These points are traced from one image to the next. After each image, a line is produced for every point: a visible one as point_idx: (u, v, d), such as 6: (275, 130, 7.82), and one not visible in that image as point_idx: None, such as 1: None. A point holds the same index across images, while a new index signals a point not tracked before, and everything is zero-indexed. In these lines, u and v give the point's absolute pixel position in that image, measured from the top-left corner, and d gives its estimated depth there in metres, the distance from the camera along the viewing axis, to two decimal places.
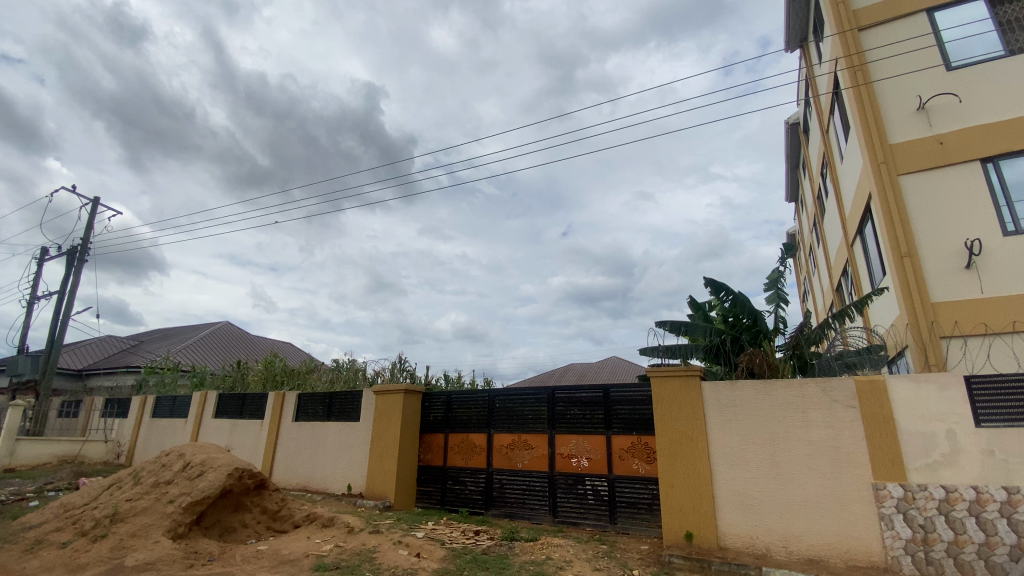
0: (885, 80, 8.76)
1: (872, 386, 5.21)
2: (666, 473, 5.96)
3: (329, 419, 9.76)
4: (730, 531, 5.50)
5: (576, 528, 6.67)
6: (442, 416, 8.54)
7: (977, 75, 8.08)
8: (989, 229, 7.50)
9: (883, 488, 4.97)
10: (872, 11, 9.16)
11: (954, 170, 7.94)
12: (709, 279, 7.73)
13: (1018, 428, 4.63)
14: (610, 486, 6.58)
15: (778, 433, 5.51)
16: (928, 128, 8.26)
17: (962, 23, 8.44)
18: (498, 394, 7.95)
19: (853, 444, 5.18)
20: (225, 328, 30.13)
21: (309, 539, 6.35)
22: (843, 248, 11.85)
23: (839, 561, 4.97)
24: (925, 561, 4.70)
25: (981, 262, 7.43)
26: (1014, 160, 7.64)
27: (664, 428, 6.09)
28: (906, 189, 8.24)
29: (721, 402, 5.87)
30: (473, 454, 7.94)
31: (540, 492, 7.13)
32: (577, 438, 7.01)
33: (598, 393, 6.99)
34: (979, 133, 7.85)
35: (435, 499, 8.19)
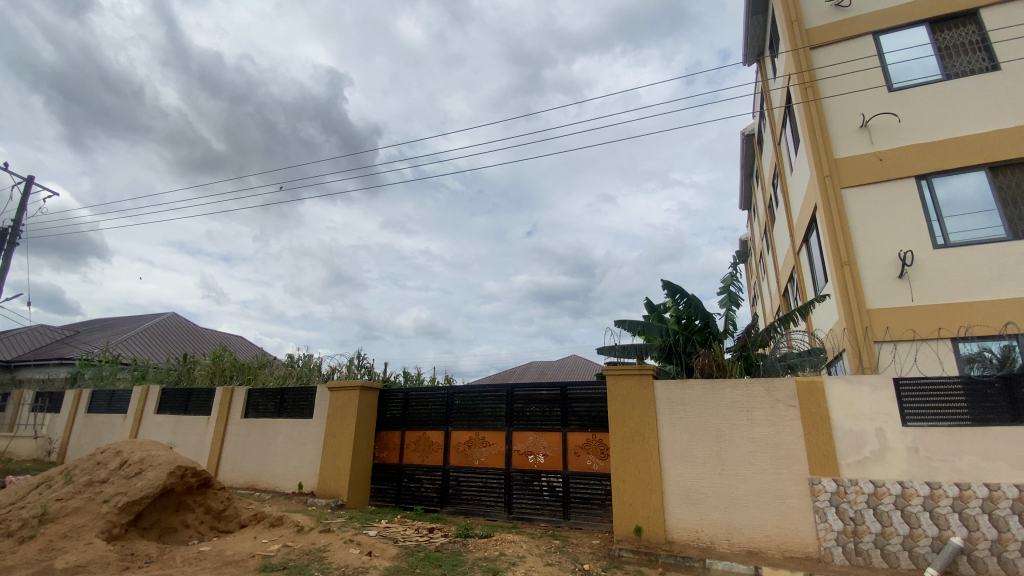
0: (832, 97, 9.26)
1: (811, 386, 5.52)
2: (618, 469, 6.11)
3: (281, 416, 9.45)
4: (677, 525, 5.70)
5: (531, 524, 6.76)
6: (400, 413, 8.43)
7: (915, 97, 8.66)
8: (920, 242, 8.07)
9: (818, 482, 5.27)
10: (824, 31, 9.66)
11: (892, 185, 8.48)
12: (664, 281, 7.96)
13: (940, 428, 5.01)
14: (564, 482, 6.69)
15: (724, 430, 5.75)
16: (870, 144, 8.79)
17: (903, 48, 9.04)
18: (457, 391, 7.92)
19: (793, 440, 5.47)
20: (171, 319, 28.65)
21: (255, 540, 6.13)
22: (790, 256, 12.46)
23: (777, 552, 5.25)
24: (854, 551, 5.02)
25: (913, 272, 7.99)
26: (944, 179, 8.25)
27: (617, 425, 6.24)
28: (848, 201, 8.73)
29: (672, 400, 6.07)
30: (430, 452, 7.88)
31: (495, 489, 7.16)
32: (534, 435, 7.08)
33: (556, 391, 7.08)
34: (915, 151, 8.42)
35: (389, 497, 8.09)
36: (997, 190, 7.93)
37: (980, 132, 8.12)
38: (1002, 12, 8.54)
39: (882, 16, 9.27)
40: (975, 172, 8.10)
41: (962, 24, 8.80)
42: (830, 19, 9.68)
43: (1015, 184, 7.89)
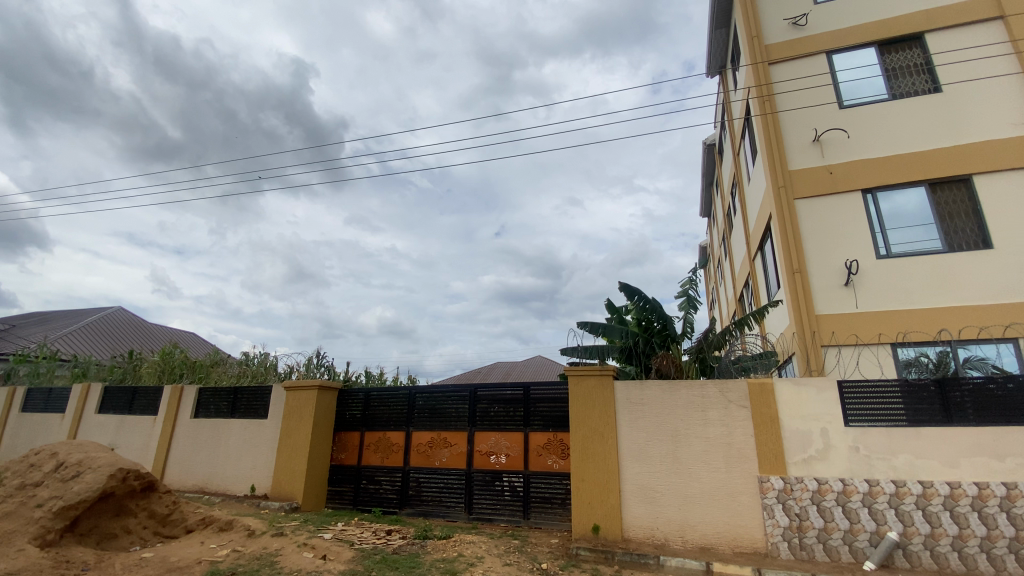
0: (788, 111, 9.68)
1: (761, 387, 5.75)
2: (578, 468, 6.19)
3: (234, 416, 9.10)
4: (633, 524, 5.82)
5: (490, 524, 6.75)
6: (360, 413, 8.27)
7: (863, 115, 9.17)
8: (865, 252, 8.54)
9: (767, 480, 5.49)
10: (781, 47, 10.09)
11: (840, 198, 8.94)
12: (624, 284, 8.14)
13: (879, 428, 5.31)
14: (525, 481, 6.73)
15: (680, 430, 5.91)
16: (821, 158, 9.23)
17: (854, 68, 9.55)
18: (419, 391, 7.83)
19: (744, 440, 5.68)
20: (117, 314, 27.14)
21: (203, 545, 5.88)
22: (746, 263, 12.96)
23: (727, 547, 5.44)
24: (799, 546, 5.25)
25: (858, 281, 8.45)
26: (888, 193, 8.75)
27: (578, 425, 6.32)
28: (801, 212, 9.13)
29: (631, 400, 6.19)
30: (390, 453, 7.77)
31: (456, 489, 7.12)
32: (496, 435, 7.08)
33: (519, 391, 7.12)
34: (862, 166, 8.90)
35: (347, 499, 7.92)
36: (936, 206, 8.45)
37: (921, 150, 8.65)
38: (944, 38, 9.12)
39: (836, 36, 9.76)
40: (916, 188, 8.61)
41: (909, 48, 9.35)
42: (788, 36, 10.12)
43: (952, 201, 8.42)
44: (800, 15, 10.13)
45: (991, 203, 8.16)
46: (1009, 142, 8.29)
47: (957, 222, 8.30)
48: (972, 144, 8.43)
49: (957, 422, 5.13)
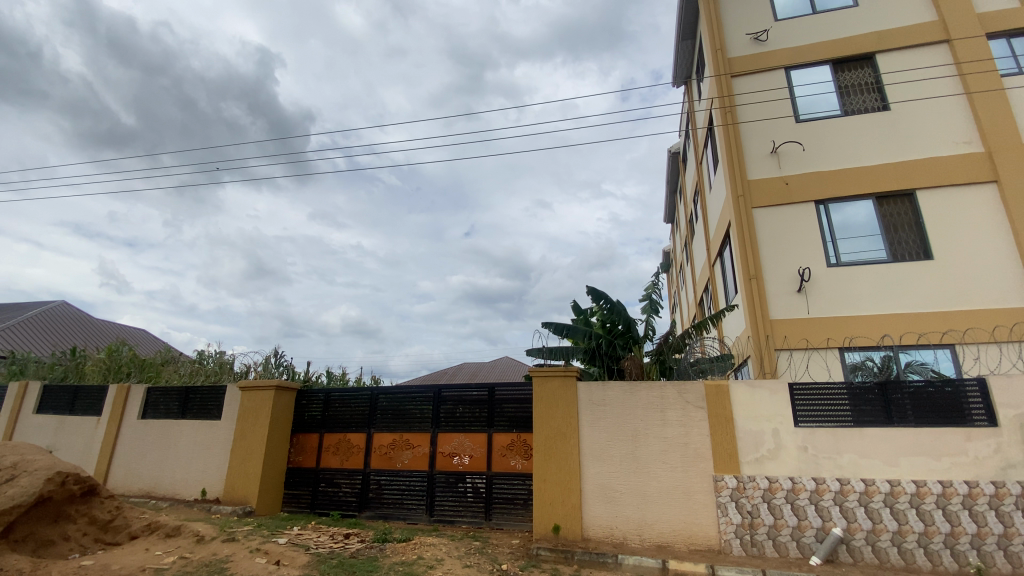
0: (748, 123, 10.04)
1: (717, 389, 5.94)
2: (540, 469, 6.23)
3: (186, 417, 8.72)
4: (593, 523, 5.91)
5: (452, 526, 6.71)
6: (319, 415, 8.07)
7: (817, 129, 9.61)
8: (817, 260, 8.95)
9: (721, 479, 5.67)
10: (743, 61, 10.45)
11: (795, 208, 9.34)
12: (590, 286, 8.27)
13: (826, 429, 5.57)
14: (488, 483, 6.71)
15: (640, 430, 6.03)
16: (778, 169, 9.61)
17: (810, 84, 9.99)
18: (381, 392, 7.71)
19: (700, 440, 5.85)
20: (61, 308, 25.61)
21: (147, 552, 5.61)
22: (706, 269, 13.35)
23: (683, 545, 5.59)
24: (750, 542, 5.44)
25: (810, 288, 8.84)
26: (839, 205, 9.18)
27: (540, 425, 6.36)
28: (758, 220, 9.47)
29: (593, 401, 6.28)
30: (350, 455, 7.62)
31: (418, 491, 7.05)
32: (460, 436, 7.05)
33: (484, 392, 7.11)
34: (816, 178, 9.31)
35: (304, 503, 7.72)
36: (882, 218, 8.92)
37: (870, 164, 9.13)
38: (892, 59, 9.66)
39: (794, 53, 10.18)
40: (865, 200, 9.07)
41: (860, 67, 9.86)
42: (749, 50, 10.49)
43: (897, 213, 8.90)
44: (761, 30, 10.53)
45: (932, 216, 8.68)
46: (949, 159, 8.84)
47: (901, 234, 8.79)
48: (916, 160, 8.95)
49: (897, 423, 5.44)
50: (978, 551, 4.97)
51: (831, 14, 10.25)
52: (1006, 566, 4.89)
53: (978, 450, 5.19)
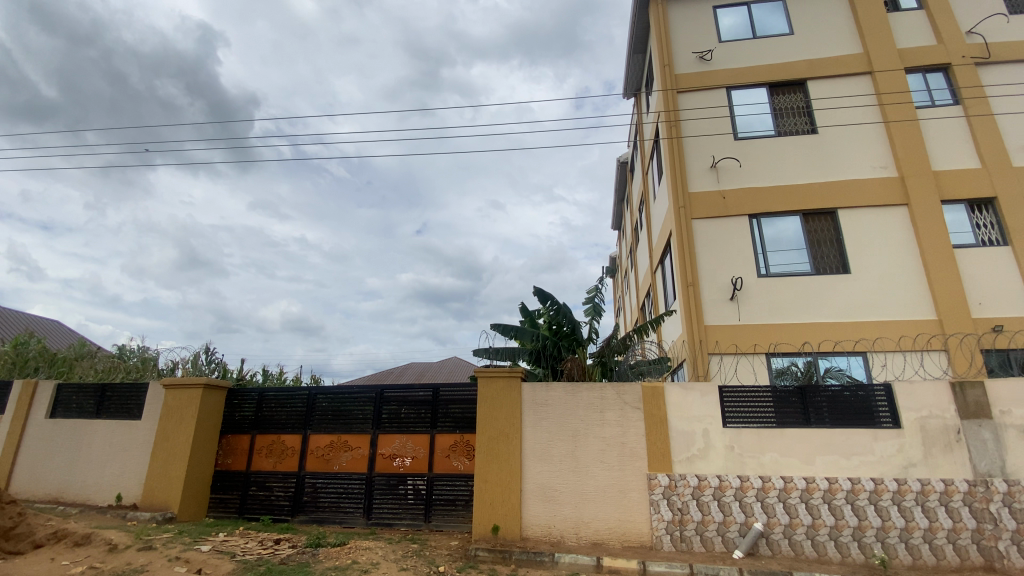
0: (692, 137, 10.52)
1: (654, 391, 6.18)
2: (481, 469, 6.24)
3: (101, 416, 8.07)
4: (532, 523, 5.99)
5: (390, 529, 6.60)
6: (251, 415, 7.70)
7: (753, 147, 10.21)
8: (749, 271, 9.51)
9: (655, 477, 5.91)
10: (689, 78, 10.94)
11: (730, 220, 9.87)
12: (538, 289, 8.39)
13: (751, 429, 5.93)
14: (429, 484, 6.65)
15: (580, 430, 6.18)
16: (717, 183, 10.13)
17: (748, 104, 10.61)
18: (320, 391, 7.46)
19: (636, 440, 6.07)
20: None
21: (52, 562, 5.15)
22: (648, 276, 13.83)
23: (617, 542, 5.77)
24: (679, 538, 5.69)
25: (741, 296, 9.37)
26: (770, 219, 9.79)
27: (483, 425, 6.38)
28: (697, 231, 9.93)
29: (536, 401, 6.37)
30: (284, 457, 7.32)
31: (355, 494, 6.87)
32: (401, 438, 6.94)
33: (428, 393, 7.04)
34: (751, 193, 9.89)
35: (232, 508, 7.34)
36: (808, 233, 9.60)
37: (798, 183, 9.80)
38: (822, 86, 10.43)
39: (736, 73, 10.76)
40: (793, 216, 9.73)
41: (794, 92, 10.58)
42: (695, 68, 11.00)
43: (820, 230, 9.61)
44: (706, 50, 11.07)
45: (850, 234, 9.43)
46: (867, 182, 9.64)
47: (823, 249, 9.50)
48: (838, 181, 9.71)
49: (815, 424, 5.87)
50: (882, 544, 5.43)
51: (770, 40, 10.93)
52: (906, 558, 5.36)
53: (883, 449, 5.70)
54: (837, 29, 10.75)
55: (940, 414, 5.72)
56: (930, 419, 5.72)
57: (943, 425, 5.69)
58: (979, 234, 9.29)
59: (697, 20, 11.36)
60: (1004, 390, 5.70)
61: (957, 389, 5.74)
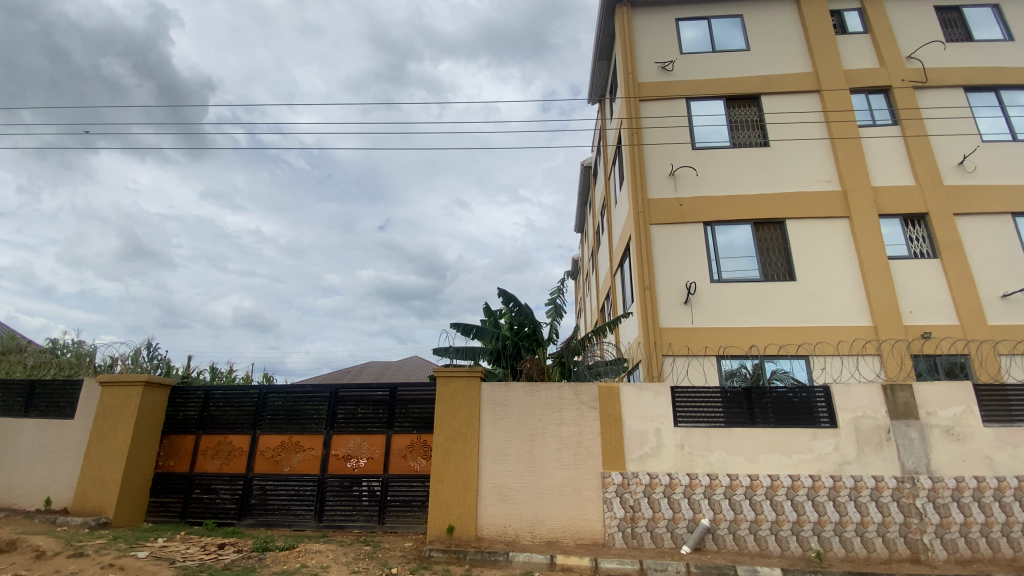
0: (652, 145, 10.81)
1: (610, 391, 6.31)
2: (437, 470, 6.21)
3: (29, 415, 7.54)
4: (487, 522, 6.01)
5: (342, 531, 6.46)
6: (196, 415, 7.36)
7: (710, 157, 10.58)
8: (702, 276, 9.85)
9: (609, 476, 6.04)
10: (651, 87, 11.22)
11: (686, 227, 10.20)
12: (501, 289, 8.42)
13: (701, 429, 6.15)
14: (384, 485, 6.56)
15: (537, 430, 6.24)
16: (674, 191, 10.44)
17: (706, 115, 10.99)
18: (271, 391, 7.21)
19: (592, 439, 6.18)
20: None
21: None
22: (608, 278, 14.10)
23: (570, 540, 5.86)
24: (630, 535, 5.84)
25: (695, 300, 9.71)
26: (724, 227, 10.18)
27: (441, 425, 6.35)
28: (655, 236, 10.20)
29: (495, 401, 6.39)
30: (230, 458, 7.05)
31: (307, 496, 6.69)
32: (356, 438, 6.82)
33: (385, 392, 6.94)
34: (706, 202, 10.25)
35: (173, 512, 7.00)
36: (758, 241, 10.05)
37: (751, 194, 10.23)
38: (774, 101, 10.93)
39: (695, 85, 11.13)
40: (745, 225, 10.15)
41: (749, 105, 11.04)
42: (657, 78, 11.30)
43: (770, 238, 10.07)
44: (668, 61, 11.39)
45: (796, 244, 9.92)
46: (814, 195, 10.16)
47: (772, 257, 9.96)
48: (787, 193, 10.20)
49: (760, 423, 6.16)
50: (818, 537, 5.75)
51: (728, 54, 11.36)
52: (840, 550, 5.70)
53: (821, 448, 6.03)
54: (790, 48, 11.29)
55: (873, 414, 6.11)
56: (863, 419, 6.10)
57: (875, 425, 6.08)
58: (912, 247, 9.97)
59: (660, 31, 11.66)
60: (930, 392, 6.14)
61: (888, 391, 6.15)
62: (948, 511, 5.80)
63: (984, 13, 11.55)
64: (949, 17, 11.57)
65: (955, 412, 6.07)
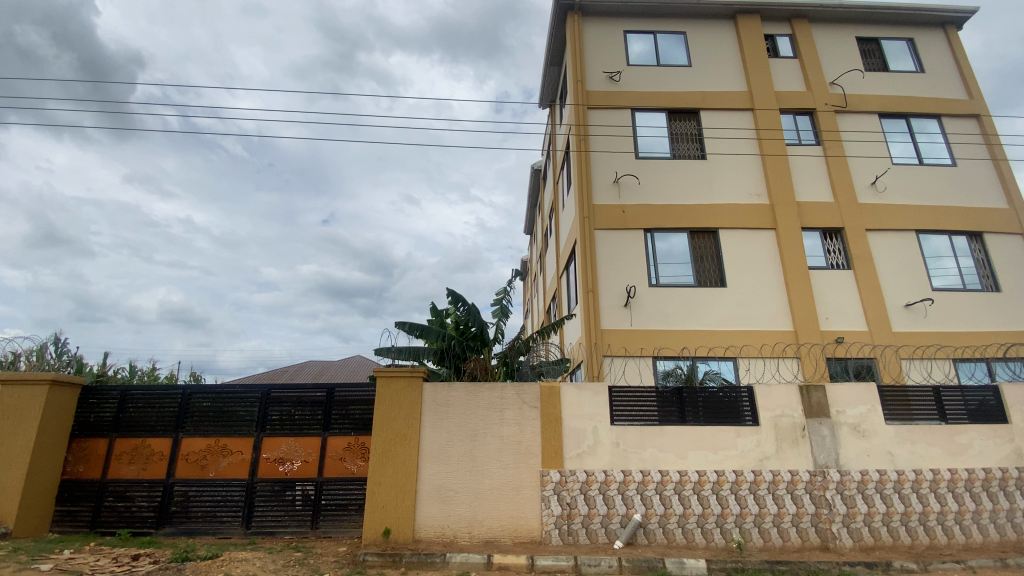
0: (598, 152, 11.11)
1: (551, 391, 6.44)
2: (375, 472, 6.10)
3: None
4: (425, 524, 5.97)
5: (271, 538, 6.21)
6: (111, 417, 6.82)
7: (651, 167, 11.02)
8: (642, 280, 10.25)
9: (547, 474, 6.16)
10: (599, 96, 11.52)
11: (628, 233, 10.56)
12: (450, 289, 8.41)
13: (636, 427, 6.40)
14: (318, 488, 6.36)
15: (478, 430, 6.26)
16: (618, 198, 10.79)
17: (650, 127, 11.44)
18: (196, 391, 6.81)
19: (532, 438, 6.28)
20: None
21: None
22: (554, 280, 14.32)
23: (508, 539, 5.94)
24: (566, 531, 5.99)
25: (634, 304, 10.07)
26: (663, 235, 10.62)
27: (380, 426, 6.24)
28: (599, 241, 10.49)
29: (437, 402, 6.35)
30: (149, 463, 6.59)
31: (234, 502, 6.37)
32: (288, 440, 6.57)
33: (321, 393, 6.73)
34: (647, 210, 10.67)
35: (82, 522, 6.46)
36: (693, 249, 10.57)
37: (688, 204, 10.74)
38: (712, 117, 11.53)
39: (640, 97, 11.54)
40: (682, 233, 10.65)
41: (689, 119, 11.60)
42: (605, 87, 11.62)
43: (704, 247, 10.62)
44: (616, 71, 11.74)
45: (728, 252, 10.52)
46: (745, 207, 10.81)
47: (705, 264, 10.51)
48: (721, 204, 10.79)
49: (690, 421, 6.49)
50: (739, 529, 6.13)
51: (671, 69, 11.87)
52: (758, 540, 6.11)
53: (744, 444, 6.44)
54: (727, 67, 11.96)
55: (791, 413, 6.59)
56: (782, 417, 6.57)
57: (792, 422, 6.56)
58: (829, 258, 10.84)
59: (609, 42, 12.00)
60: (841, 393, 6.69)
61: (805, 391, 6.66)
62: (853, 502, 6.35)
63: (898, 46, 12.70)
64: (868, 48, 12.65)
65: (861, 410, 6.66)
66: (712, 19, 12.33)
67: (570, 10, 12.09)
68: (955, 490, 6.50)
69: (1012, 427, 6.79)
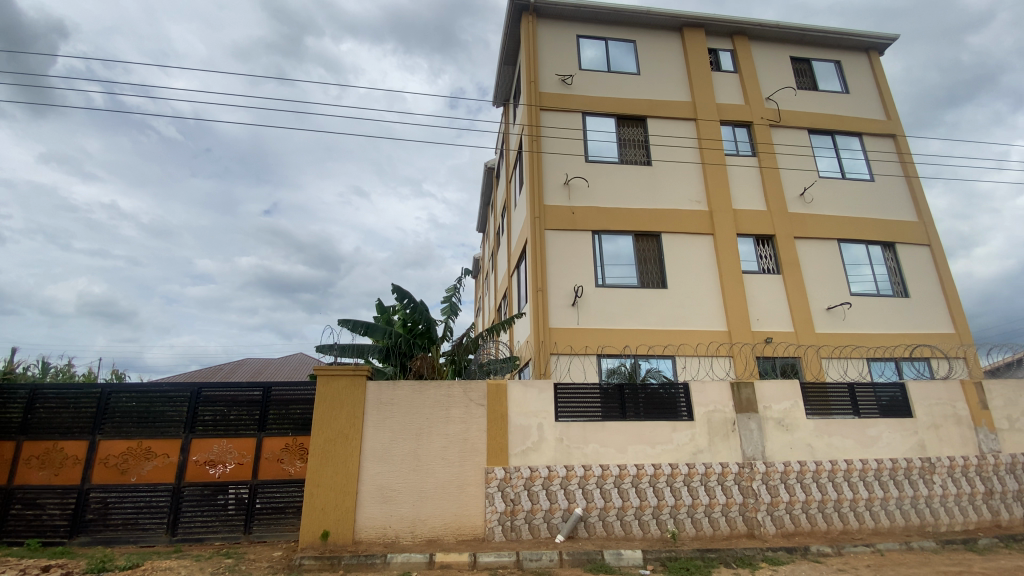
0: (549, 154, 11.28)
1: (497, 388, 6.49)
2: (315, 474, 5.94)
3: None
4: (366, 525, 5.87)
5: (200, 545, 5.91)
6: (18, 419, 6.23)
7: (600, 170, 11.30)
8: (589, 281, 10.51)
9: (492, 471, 6.21)
10: (551, 97, 11.68)
11: (577, 234, 10.78)
12: (396, 285, 8.26)
13: (579, 423, 6.57)
14: (252, 491, 6.10)
15: (423, 428, 6.22)
16: (568, 200, 10.99)
17: (599, 131, 11.73)
18: (117, 390, 6.34)
19: (478, 436, 6.30)
20: None
21: None
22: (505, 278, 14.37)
23: (450, 537, 5.94)
24: (509, 527, 6.06)
25: (581, 303, 10.32)
26: (610, 237, 10.93)
27: (320, 426, 6.07)
28: (549, 241, 10.65)
29: (381, 401, 6.24)
30: (61, 468, 6.09)
31: (158, 508, 6.00)
32: (220, 442, 6.26)
33: (257, 392, 6.45)
34: (595, 212, 10.93)
35: None
36: (637, 252, 10.95)
37: (634, 208, 11.11)
38: (659, 124, 11.97)
39: (591, 101, 11.80)
40: (627, 235, 11.00)
41: (636, 126, 11.99)
42: (557, 89, 11.79)
43: (648, 250, 11.03)
44: (568, 74, 11.94)
45: (670, 256, 10.97)
46: (686, 213, 11.31)
47: (648, 267, 10.91)
48: (665, 209, 11.23)
49: (630, 417, 6.73)
50: (674, 519, 6.44)
51: (621, 76, 12.22)
52: (691, 529, 6.44)
53: (679, 438, 6.75)
54: (673, 77, 12.45)
55: (723, 408, 6.97)
56: (715, 412, 6.94)
57: (724, 417, 6.95)
58: (761, 263, 11.54)
59: (562, 45, 12.19)
60: (768, 389, 7.16)
61: (735, 388, 7.07)
62: (777, 491, 6.81)
63: (827, 67, 13.67)
64: (801, 68, 13.53)
65: (786, 405, 7.14)
66: (661, 30, 12.79)
67: (525, 10, 12.17)
68: (866, 479, 7.11)
69: (914, 421, 7.51)
